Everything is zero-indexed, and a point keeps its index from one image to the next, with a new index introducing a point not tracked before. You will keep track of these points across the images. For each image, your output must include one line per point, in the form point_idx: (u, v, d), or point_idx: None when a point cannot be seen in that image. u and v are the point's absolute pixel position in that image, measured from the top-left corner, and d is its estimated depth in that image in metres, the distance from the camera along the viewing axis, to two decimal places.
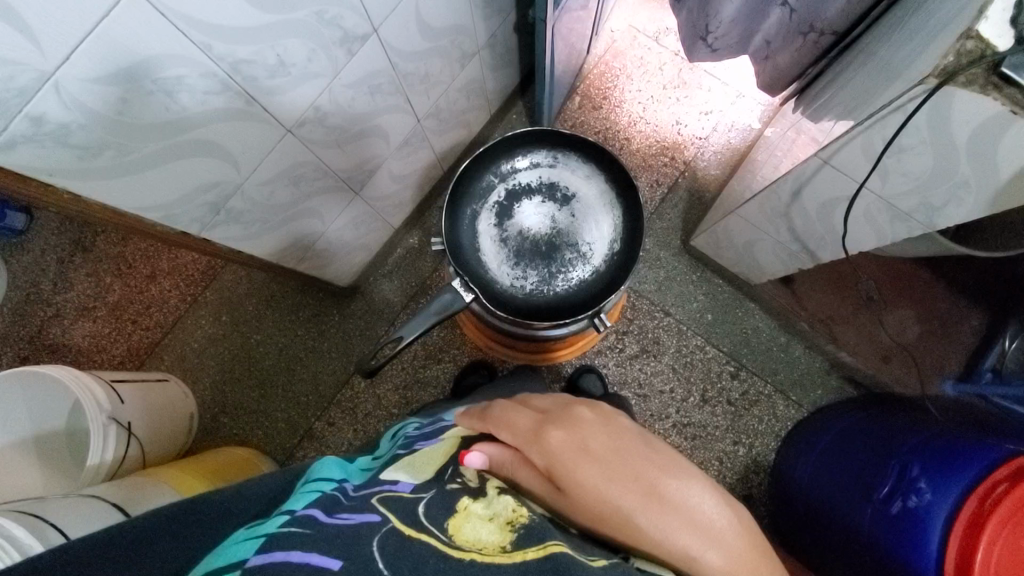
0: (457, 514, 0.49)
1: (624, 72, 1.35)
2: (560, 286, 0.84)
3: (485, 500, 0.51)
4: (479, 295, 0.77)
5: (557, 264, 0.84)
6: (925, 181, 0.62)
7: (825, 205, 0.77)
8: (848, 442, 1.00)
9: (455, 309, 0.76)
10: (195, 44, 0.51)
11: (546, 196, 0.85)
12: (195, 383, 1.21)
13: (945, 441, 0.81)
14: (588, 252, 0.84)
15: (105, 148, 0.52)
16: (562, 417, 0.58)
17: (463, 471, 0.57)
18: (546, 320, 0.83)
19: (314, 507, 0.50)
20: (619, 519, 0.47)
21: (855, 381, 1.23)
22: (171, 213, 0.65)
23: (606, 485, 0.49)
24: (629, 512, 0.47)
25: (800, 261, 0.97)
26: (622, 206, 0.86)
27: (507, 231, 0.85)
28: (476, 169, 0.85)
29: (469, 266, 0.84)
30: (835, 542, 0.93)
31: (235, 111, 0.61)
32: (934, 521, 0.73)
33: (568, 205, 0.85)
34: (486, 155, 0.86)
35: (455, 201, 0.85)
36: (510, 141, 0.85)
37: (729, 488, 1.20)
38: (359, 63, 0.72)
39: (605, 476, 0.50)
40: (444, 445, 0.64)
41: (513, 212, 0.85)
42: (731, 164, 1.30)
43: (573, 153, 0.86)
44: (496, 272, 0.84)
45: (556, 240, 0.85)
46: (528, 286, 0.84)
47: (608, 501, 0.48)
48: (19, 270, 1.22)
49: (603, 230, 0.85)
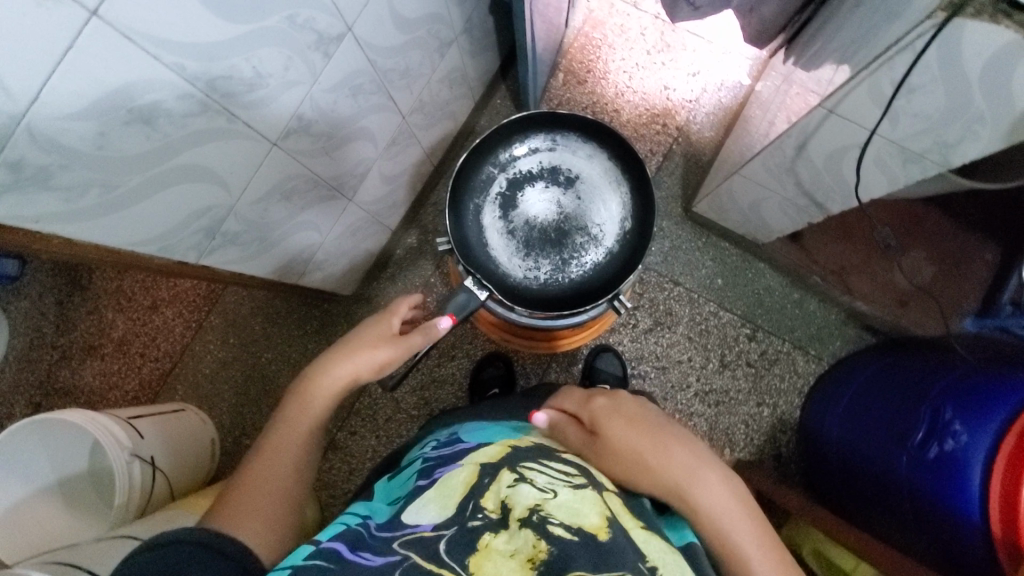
0: (476, 552, 0.46)
1: (606, 42, 1.31)
2: (575, 272, 0.82)
3: (508, 531, 0.47)
4: (493, 292, 0.75)
5: (569, 249, 0.82)
6: (938, 120, 0.59)
7: (832, 154, 0.75)
8: (874, 390, 0.99)
9: (472, 308, 0.74)
10: (167, 67, 0.48)
11: (549, 181, 0.83)
12: (212, 410, 1.22)
13: (976, 381, 0.80)
14: (599, 234, 0.83)
15: (90, 187, 0.49)
16: (607, 392, 0.72)
17: (483, 504, 0.50)
18: (565, 308, 0.81)
19: (337, 541, 0.51)
20: (634, 457, 0.61)
21: (873, 328, 1.22)
22: (166, 243, 0.62)
23: (631, 435, 0.63)
24: (644, 452, 0.61)
25: (809, 215, 0.95)
26: (627, 181, 0.83)
27: (513, 222, 0.83)
28: (475, 160, 0.83)
29: (479, 262, 0.82)
30: (867, 490, 0.92)
31: (218, 130, 0.58)
32: (972, 462, 0.73)
33: (573, 188, 0.83)
34: (484, 146, 0.83)
35: (457, 196, 0.83)
36: (506, 128, 0.82)
37: (758, 450, 1.20)
38: (336, 66, 0.69)
39: (631, 433, 0.64)
40: (463, 473, 0.56)
41: (517, 202, 0.83)
42: (725, 124, 1.28)
43: (572, 134, 0.84)
44: (508, 265, 0.82)
45: (565, 225, 0.82)
46: (542, 276, 0.82)
47: (630, 443, 0.62)
48: (18, 317, 1.23)
49: (612, 209, 0.83)
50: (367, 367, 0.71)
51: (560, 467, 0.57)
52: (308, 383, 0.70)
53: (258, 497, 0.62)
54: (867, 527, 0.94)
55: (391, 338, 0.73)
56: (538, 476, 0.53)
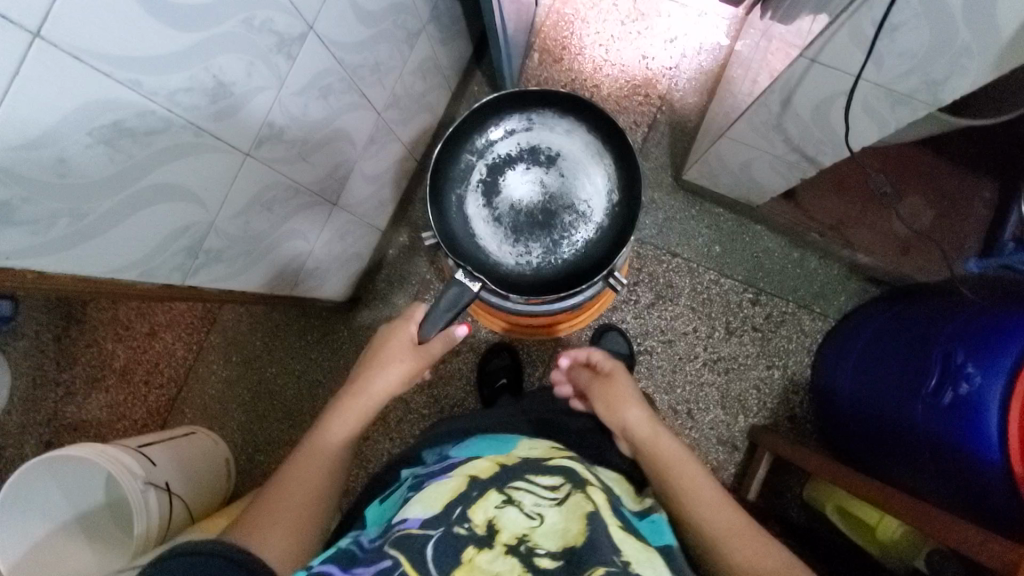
0: (461, 566, 0.48)
1: (579, 16, 1.29)
2: (567, 252, 0.81)
3: (492, 548, 0.50)
4: (485, 281, 0.73)
5: (558, 229, 0.81)
6: (923, 57, 0.57)
7: (818, 104, 0.72)
8: (883, 341, 0.98)
9: (465, 302, 0.71)
10: (122, 84, 0.46)
11: (530, 162, 0.81)
12: (222, 430, 1.22)
13: (984, 321, 0.79)
14: (587, 210, 0.81)
15: (59, 218, 0.48)
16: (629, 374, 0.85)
17: (470, 517, 0.52)
18: (560, 290, 0.80)
19: (331, 564, 0.50)
20: (624, 405, 0.75)
21: (877, 279, 1.19)
22: (148, 267, 0.61)
23: (632, 392, 0.77)
24: (635, 404, 0.75)
25: (801, 171, 0.93)
26: (610, 152, 0.81)
27: (498, 208, 0.81)
28: (452, 149, 0.81)
29: (469, 254, 0.80)
30: (885, 442, 0.91)
31: (186, 145, 0.56)
32: (988, 403, 0.72)
33: (555, 166, 0.81)
34: (459, 132, 0.81)
35: (438, 188, 0.81)
36: (479, 112, 0.80)
37: (772, 413, 1.19)
38: (302, 67, 0.67)
39: (624, 395, 0.76)
40: (452, 482, 0.57)
41: (500, 187, 0.81)
42: (708, 87, 1.25)
43: (547, 110, 0.82)
44: (498, 253, 0.81)
45: (551, 206, 0.81)
46: (534, 260, 0.81)
47: (627, 396, 0.76)
48: (19, 357, 1.22)
49: (597, 183, 0.81)
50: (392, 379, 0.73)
51: (543, 477, 0.57)
52: (343, 401, 0.72)
53: (279, 524, 0.59)
54: (882, 478, 0.94)
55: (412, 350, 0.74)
56: (525, 494, 0.54)
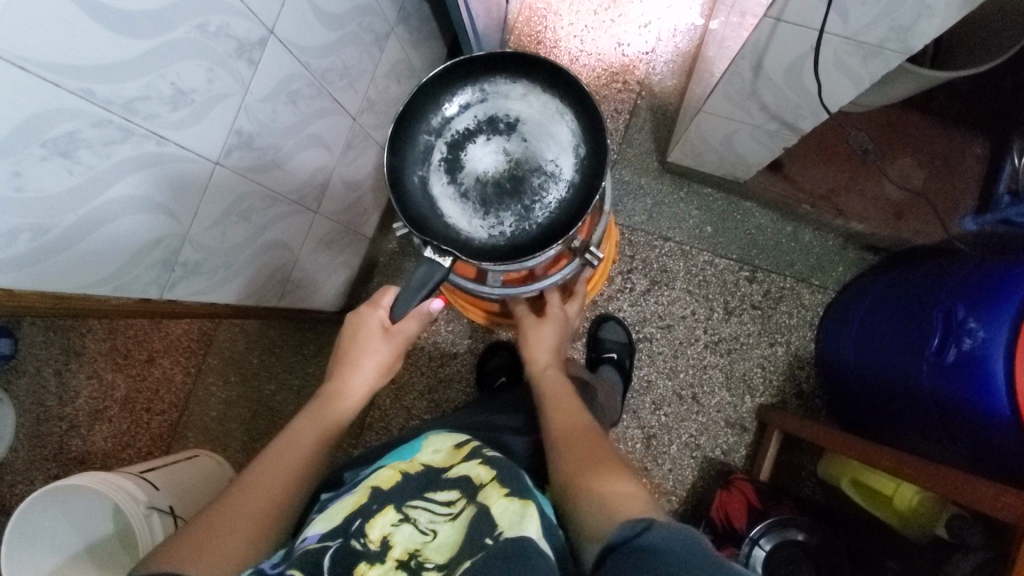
0: None
1: (551, 9, 1.28)
2: (540, 215, 0.78)
3: (383, 564, 0.48)
4: (457, 256, 0.70)
5: (528, 195, 0.78)
6: (888, 3, 0.56)
7: (791, 66, 0.71)
8: (884, 306, 0.95)
9: (436, 279, 0.69)
10: (73, 93, 0.46)
11: (490, 133, 0.79)
12: (227, 451, 1.21)
13: (983, 275, 0.77)
14: (555, 170, 0.78)
15: (20, 232, 0.47)
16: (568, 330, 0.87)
17: (366, 531, 0.51)
18: (531, 254, 0.77)
19: None
20: (533, 345, 0.82)
21: (874, 247, 1.17)
22: (121, 283, 0.61)
23: (546, 340, 0.82)
24: (542, 346, 0.81)
25: (782, 139, 0.92)
26: (570, 107, 0.78)
27: (463, 184, 0.79)
28: (408, 128, 0.78)
29: (440, 234, 0.78)
30: (896, 403, 0.88)
31: (148, 156, 0.56)
32: (992, 356, 0.70)
33: (516, 132, 0.79)
34: (414, 112, 0.78)
35: (398, 170, 0.78)
36: (431, 88, 0.77)
37: (779, 391, 1.17)
38: (265, 72, 0.67)
39: (543, 339, 0.82)
40: (352, 497, 0.55)
41: (462, 163, 0.79)
42: (686, 68, 1.25)
43: (498, 77, 0.78)
44: (470, 229, 0.79)
45: (517, 171, 0.78)
46: (508, 230, 0.79)
47: (541, 340, 0.82)
48: (22, 393, 1.22)
49: (561, 142, 0.78)
50: (373, 368, 0.75)
51: (441, 491, 0.55)
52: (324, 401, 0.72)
53: (226, 534, 0.54)
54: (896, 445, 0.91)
55: (384, 334, 0.76)
56: (421, 510, 0.53)
